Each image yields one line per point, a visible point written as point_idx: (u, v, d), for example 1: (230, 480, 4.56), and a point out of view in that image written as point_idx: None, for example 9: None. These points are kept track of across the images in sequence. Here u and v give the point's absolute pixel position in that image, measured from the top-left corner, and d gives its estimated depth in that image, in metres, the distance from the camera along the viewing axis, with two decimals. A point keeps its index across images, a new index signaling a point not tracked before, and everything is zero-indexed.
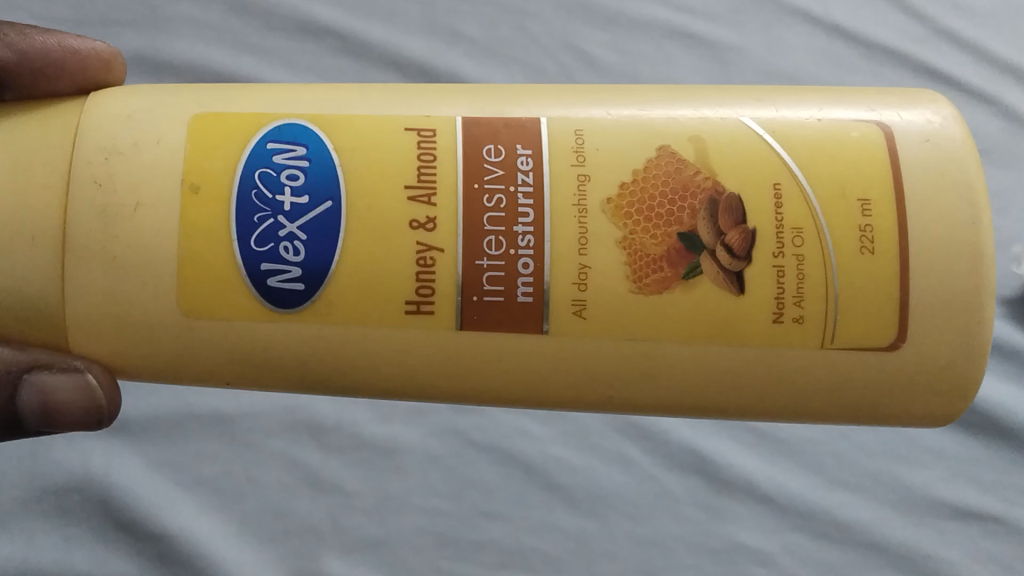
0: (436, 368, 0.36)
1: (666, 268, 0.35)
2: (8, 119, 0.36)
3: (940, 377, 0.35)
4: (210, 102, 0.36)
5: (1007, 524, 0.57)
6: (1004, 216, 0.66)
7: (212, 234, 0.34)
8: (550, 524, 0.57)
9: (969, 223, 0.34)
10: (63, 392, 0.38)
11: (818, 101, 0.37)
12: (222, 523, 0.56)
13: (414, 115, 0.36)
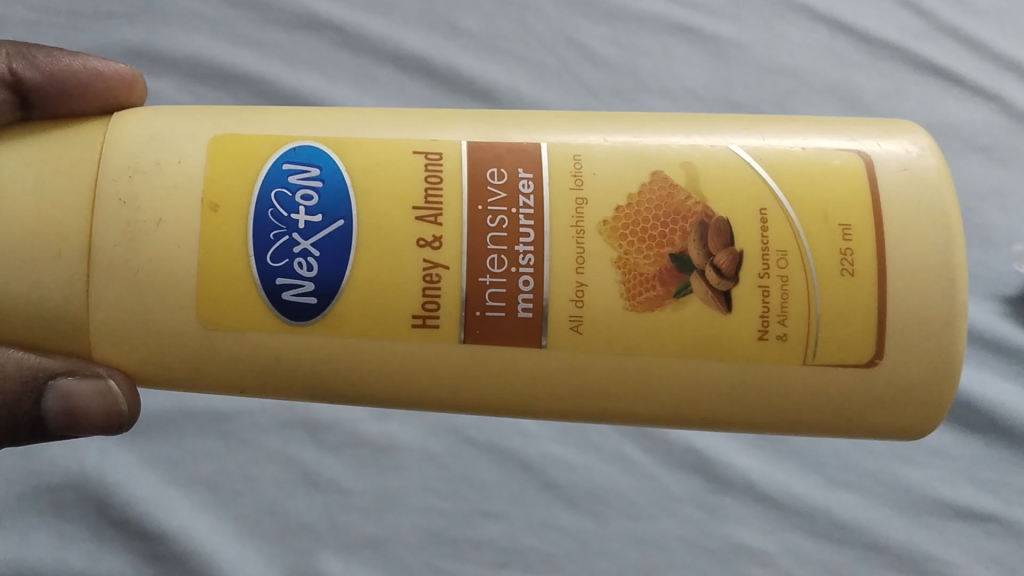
0: (426, 379, 0.36)
1: (659, 288, 0.35)
2: (34, 137, 0.36)
3: (915, 395, 0.35)
4: (229, 123, 0.36)
5: (1008, 524, 0.57)
6: (1008, 212, 0.65)
7: (230, 252, 0.34)
8: (549, 523, 0.56)
9: (943, 248, 0.34)
10: (83, 397, 0.38)
11: (802, 130, 0.37)
12: (219, 521, 0.55)
13: (419, 139, 0.36)
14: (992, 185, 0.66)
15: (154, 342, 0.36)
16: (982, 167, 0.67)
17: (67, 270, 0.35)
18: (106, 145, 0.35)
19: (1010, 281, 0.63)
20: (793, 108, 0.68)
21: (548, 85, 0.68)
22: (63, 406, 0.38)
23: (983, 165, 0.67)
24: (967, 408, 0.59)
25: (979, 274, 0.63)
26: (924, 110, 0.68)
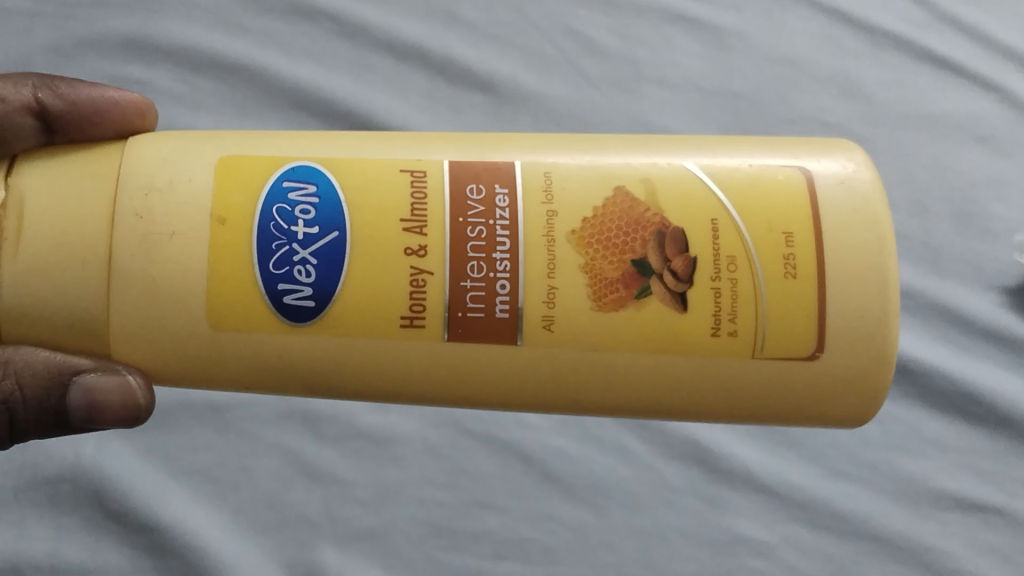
0: (386, 370, 0.36)
1: (622, 291, 0.35)
2: (54, 159, 0.36)
3: (854, 387, 0.36)
4: (233, 146, 0.36)
5: (1009, 516, 0.57)
6: (1007, 203, 0.65)
7: (238, 263, 0.35)
8: (549, 515, 0.56)
9: (877, 253, 0.34)
10: (103, 393, 0.37)
11: (748, 148, 0.37)
12: (218, 514, 0.55)
13: (405, 158, 0.36)
14: (993, 175, 0.66)
15: (166, 352, 0.36)
16: (982, 157, 0.66)
17: (85, 285, 0.35)
18: (124, 164, 0.35)
19: (1011, 271, 0.63)
20: (793, 99, 0.67)
21: (547, 74, 0.67)
22: (83, 402, 0.38)
23: (983, 154, 0.66)
24: (969, 399, 0.59)
25: (980, 265, 0.63)
26: (924, 100, 0.68)
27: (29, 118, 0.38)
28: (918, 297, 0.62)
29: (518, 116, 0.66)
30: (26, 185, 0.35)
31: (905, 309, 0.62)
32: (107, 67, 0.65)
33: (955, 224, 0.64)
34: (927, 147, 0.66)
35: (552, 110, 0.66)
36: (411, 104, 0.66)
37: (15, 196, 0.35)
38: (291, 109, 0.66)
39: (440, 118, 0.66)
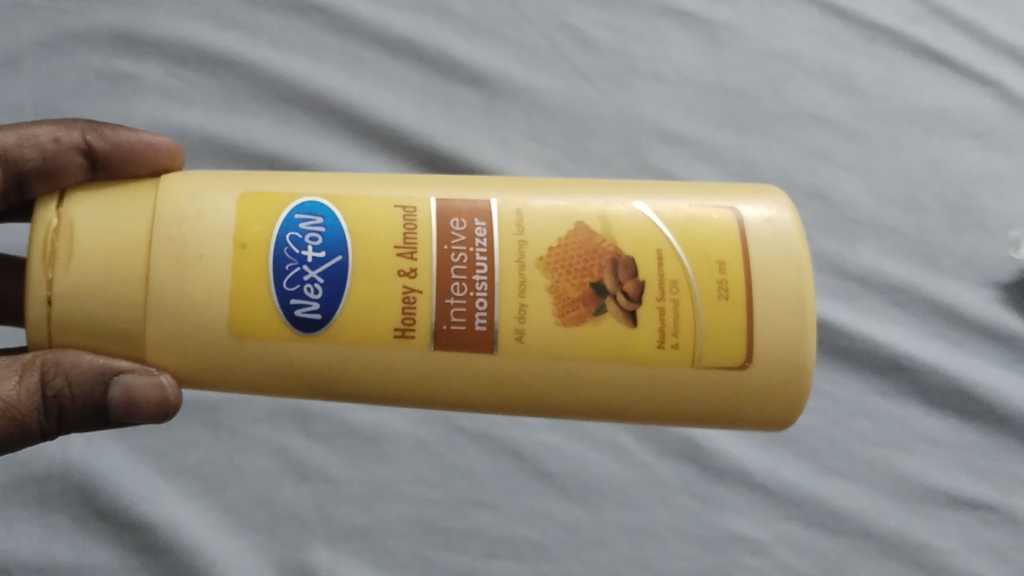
0: (347, 371, 0.38)
1: (582, 307, 0.37)
2: (94, 191, 0.37)
3: (775, 393, 0.38)
4: (251, 184, 0.38)
5: (1004, 513, 0.56)
6: (1002, 199, 0.64)
7: (258, 283, 0.36)
8: (542, 513, 0.56)
9: (795, 277, 0.37)
10: (133, 390, 0.36)
11: (686, 192, 0.39)
12: (207, 511, 0.55)
13: (393, 194, 0.38)
14: (987, 171, 0.65)
15: (189, 359, 0.37)
16: (976, 153, 0.66)
17: (121, 305, 0.36)
18: (159, 195, 0.37)
19: (1007, 267, 0.63)
20: (787, 93, 0.67)
21: (540, 68, 0.67)
22: (117, 406, 0.37)
23: (978, 149, 0.66)
24: (964, 395, 0.59)
25: (974, 260, 0.63)
26: (919, 95, 0.68)
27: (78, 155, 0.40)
28: (913, 294, 0.62)
29: (510, 110, 0.66)
30: (74, 215, 0.36)
31: (899, 305, 0.62)
32: (95, 61, 0.64)
33: (950, 220, 0.64)
34: (922, 142, 0.66)
35: (545, 105, 0.66)
36: (404, 100, 0.66)
37: (63, 225, 0.36)
38: (281, 103, 0.65)
39: (432, 114, 0.65)
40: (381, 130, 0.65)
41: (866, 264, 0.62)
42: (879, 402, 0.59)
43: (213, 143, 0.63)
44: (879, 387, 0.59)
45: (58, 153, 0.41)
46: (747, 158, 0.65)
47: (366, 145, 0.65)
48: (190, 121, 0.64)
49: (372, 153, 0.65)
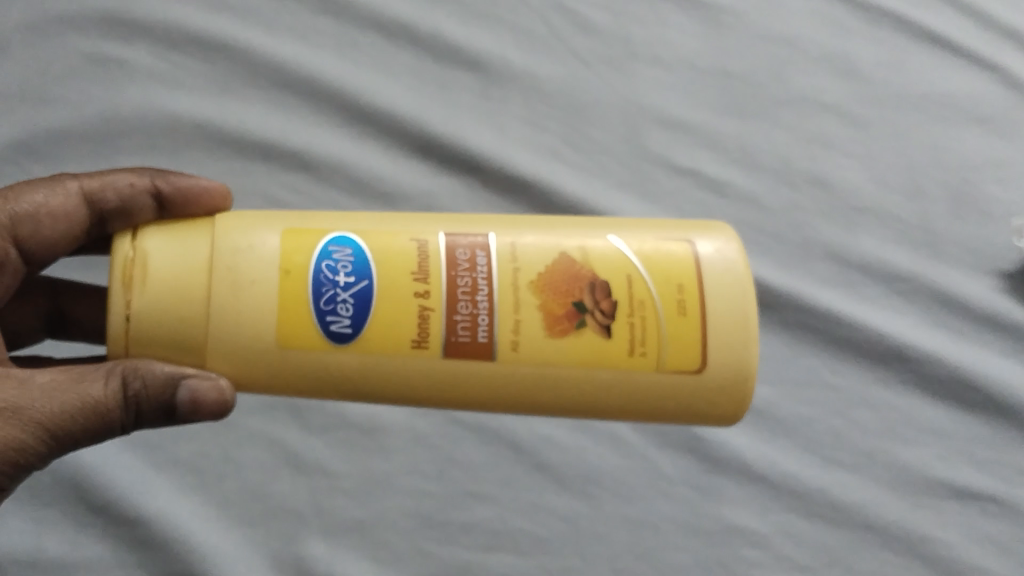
0: (340, 376, 0.38)
1: (564, 321, 0.38)
2: (159, 225, 0.38)
3: (726, 393, 0.38)
4: (294, 219, 0.39)
5: (1006, 504, 0.56)
6: (1005, 186, 0.64)
7: (299, 305, 0.37)
8: (540, 505, 0.55)
9: (739, 292, 0.38)
10: (196, 398, 0.36)
11: (646, 223, 0.40)
12: (202, 505, 0.54)
13: (404, 226, 0.39)
14: (990, 158, 0.65)
15: (243, 369, 0.37)
16: (980, 139, 0.65)
17: (182, 328, 0.37)
18: (216, 228, 0.38)
19: (1011, 255, 0.62)
20: (788, 79, 0.66)
21: (538, 52, 0.66)
22: (181, 411, 0.36)
23: (982, 135, 0.65)
24: (967, 385, 0.58)
25: (977, 248, 0.62)
26: (920, 81, 0.67)
27: (147, 199, 0.40)
28: (915, 283, 0.61)
29: (508, 95, 0.65)
30: (148, 246, 0.37)
31: (902, 294, 0.61)
32: (84, 45, 0.63)
33: (952, 207, 0.63)
34: (924, 129, 0.65)
35: (543, 90, 0.65)
36: (399, 84, 0.64)
37: (137, 256, 0.37)
38: (274, 88, 0.64)
39: (428, 99, 0.64)
40: (376, 116, 0.63)
41: (868, 253, 0.61)
42: (881, 392, 0.58)
43: (204, 130, 0.62)
44: (881, 377, 0.59)
45: (130, 197, 0.41)
46: (748, 145, 0.64)
47: (361, 131, 0.64)
48: (181, 105, 0.62)
49: (366, 139, 0.64)
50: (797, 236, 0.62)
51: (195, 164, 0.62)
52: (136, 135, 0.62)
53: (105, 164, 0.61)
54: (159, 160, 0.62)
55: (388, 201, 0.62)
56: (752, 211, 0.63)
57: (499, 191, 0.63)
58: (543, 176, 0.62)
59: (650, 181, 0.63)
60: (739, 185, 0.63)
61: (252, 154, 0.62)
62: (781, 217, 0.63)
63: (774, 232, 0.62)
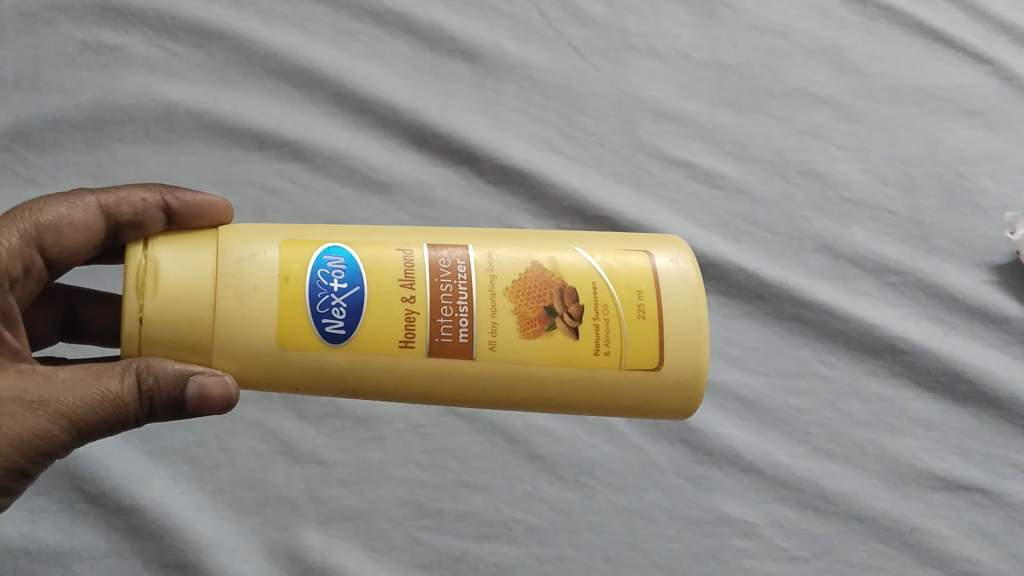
0: (327, 373, 0.38)
1: (536, 324, 0.39)
2: (163, 235, 0.38)
3: (681, 387, 0.40)
4: (290, 230, 0.39)
5: (994, 496, 0.56)
6: (996, 179, 0.64)
7: (298, 309, 0.37)
8: (533, 495, 0.56)
9: (692, 297, 0.40)
10: (208, 394, 0.36)
11: (603, 236, 0.42)
12: (197, 494, 0.54)
13: (384, 236, 0.40)
14: (982, 151, 0.65)
15: (245, 367, 0.37)
16: (972, 132, 0.65)
17: (189, 332, 0.36)
18: (220, 238, 0.38)
19: (1001, 248, 0.62)
20: (783, 71, 0.66)
21: (533, 43, 0.66)
22: (190, 408, 0.36)
23: (975, 128, 0.66)
24: (957, 377, 0.58)
25: (968, 242, 0.63)
26: (913, 74, 0.67)
27: (154, 211, 0.39)
28: (906, 276, 0.61)
29: (503, 85, 0.65)
30: (158, 255, 0.36)
31: (894, 287, 0.61)
32: (79, 33, 0.63)
33: (944, 200, 0.63)
34: (917, 122, 0.65)
35: (538, 81, 0.65)
36: (395, 73, 0.64)
37: (148, 264, 0.36)
38: (269, 76, 0.64)
39: (423, 89, 0.64)
40: (371, 104, 0.63)
41: (860, 246, 0.62)
42: (872, 384, 0.59)
43: (199, 118, 0.62)
44: (872, 369, 0.59)
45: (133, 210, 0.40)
46: (742, 137, 0.64)
47: (356, 121, 0.64)
48: (176, 93, 0.62)
49: (361, 128, 0.63)
50: (791, 229, 0.62)
51: (189, 152, 0.62)
52: (130, 123, 0.61)
53: (100, 153, 0.61)
54: (153, 148, 0.61)
55: (383, 190, 0.62)
56: (746, 203, 0.63)
57: (493, 182, 0.63)
58: (537, 167, 0.62)
59: (644, 172, 0.64)
60: (733, 176, 0.63)
61: (246, 142, 0.62)
62: (775, 210, 0.63)
63: (768, 224, 0.62)
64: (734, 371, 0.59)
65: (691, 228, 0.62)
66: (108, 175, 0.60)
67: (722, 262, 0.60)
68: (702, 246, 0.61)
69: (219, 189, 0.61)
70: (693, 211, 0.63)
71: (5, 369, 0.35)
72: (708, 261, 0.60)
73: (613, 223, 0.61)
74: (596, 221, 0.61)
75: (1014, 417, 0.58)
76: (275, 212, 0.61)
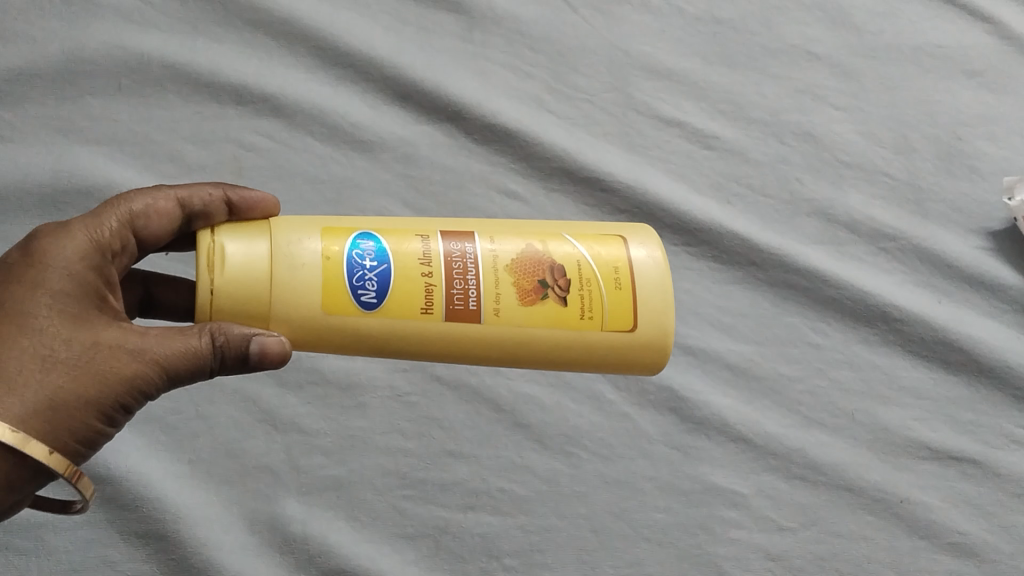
0: (346, 340, 0.37)
1: (530, 294, 0.37)
2: (223, 223, 0.36)
3: (649, 347, 0.38)
4: (330, 218, 0.38)
5: (985, 467, 0.56)
6: (995, 142, 0.63)
7: (338, 285, 0.36)
8: (520, 465, 0.55)
9: (660, 268, 0.39)
10: (272, 355, 0.34)
11: (580, 223, 0.41)
12: (175, 463, 0.53)
13: (388, 221, 0.39)
14: (981, 112, 0.63)
15: (291, 335, 0.36)
16: (971, 93, 0.64)
17: (245, 308, 0.35)
18: (273, 224, 0.36)
19: (998, 214, 0.61)
20: (779, 28, 0.64)
21: None
22: (253, 366, 0.34)
23: (975, 88, 0.64)
24: (950, 346, 0.58)
25: (965, 207, 0.61)
26: (913, 31, 0.65)
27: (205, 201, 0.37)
28: (901, 242, 0.60)
29: (491, 39, 0.62)
30: (226, 238, 0.35)
31: (888, 253, 0.60)
32: None
33: (941, 164, 0.62)
34: (915, 82, 0.64)
35: (528, 35, 0.63)
36: (378, 26, 0.62)
37: (217, 247, 0.35)
38: (247, 28, 0.61)
39: (408, 42, 0.62)
40: (354, 59, 0.61)
41: (855, 210, 0.60)
42: (864, 353, 0.58)
43: (172, 70, 0.59)
44: (864, 337, 0.58)
45: (191, 198, 0.37)
46: (736, 96, 0.62)
47: (337, 75, 0.61)
48: (149, 44, 0.59)
49: (342, 83, 0.61)
50: (784, 192, 0.61)
51: (162, 105, 0.59)
52: (101, 75, 0.59)
53: (69, 107, 0.58)
54: (125, 101, 0.59)
55: (365, 147, 0.60)
56: (740, 164, 0.61)
57: (480, 140, 0.60)
58: (526, 125, 0.60)
59: (636, 132, 0.62)
60: (726, 137, 0.61)
61: (222, 96, 0.59)
62: (769, 171, 0.61)
63: (762, 187, 0.61)
64: (724, 338, 0.58)
65: (682, 190, 0.60)
66: (77, 131, 0.58)
67: (714, 226, 0.59)
68: (695, 209, 0.59)
69: (194, 145, 0.58)
70: (686, 173, 0.61)
71: (107, 323, 0.33)
72: (700, 226, 0.59)
73: (603, 185, 0.59)
74: (586, 183, 0.60)
75: (1005, 387, 0.57)
76: (253, 169, 0.58)
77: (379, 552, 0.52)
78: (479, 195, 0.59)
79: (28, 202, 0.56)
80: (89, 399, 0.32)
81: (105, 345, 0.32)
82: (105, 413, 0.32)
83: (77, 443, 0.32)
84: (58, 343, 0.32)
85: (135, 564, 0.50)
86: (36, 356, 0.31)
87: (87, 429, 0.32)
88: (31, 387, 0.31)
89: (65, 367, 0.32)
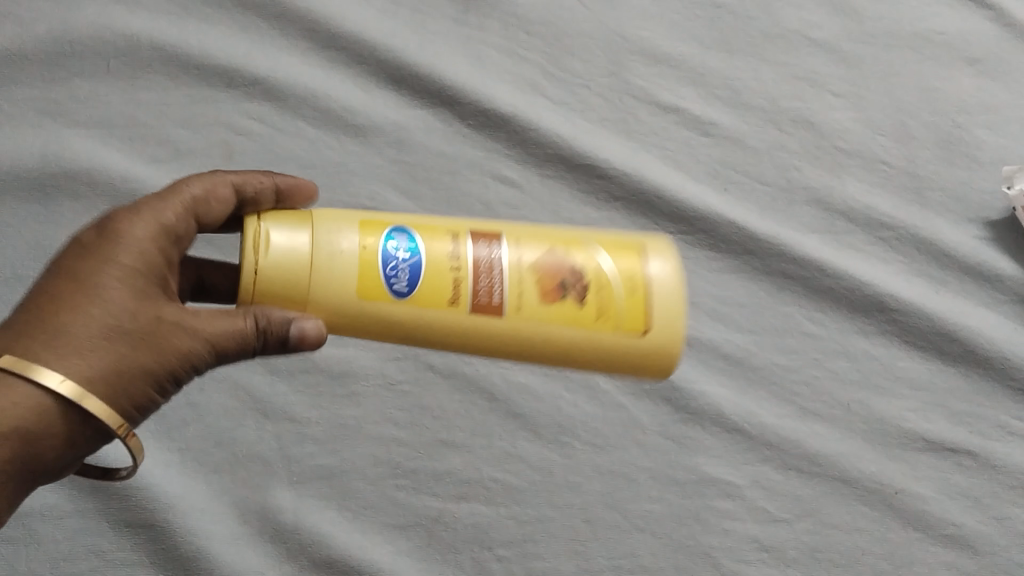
0: (372, 330, 0.37)
1: (550, 294, 0.38)
2: (273, 209, 0.37)
3: (660, 357, 0.39)
4: (370, 211, 0.39)
5: (980, 458, 0.55)
6: (995, 130, 0.62)
7: (370, 275, 0.37)
8: (514, 454, 0.54)
9: (676, 278, 0.39)
10: (308, 335, 0.35)
11: (608, 230, 0.41)
12: (164, 452, 0.52)
13: (425, 216, 0.39)
14: (981, 101, 0.62)
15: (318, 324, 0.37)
16: (970, 81, 0.63)
17: (279, 295, 0.36)
18: (317, 215, 0.37)
19: (997, 203, 0.60)
20: (778, 12, 0.63)
21: None
22: (290, 349, 0.35)
23: (974, 76, 0.63)
24: (947, 337, 0.57)
25: (963, 196, 0.61)
26: (913, 17, 0.64)
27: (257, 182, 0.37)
28: (899, 231, 0.59)
29: (486, 22, 0.62)
30: (272, 225, 0.36)
31: (886, 242, 0.59)
32: None
33: (940, 152, 0.61)
34: (915, 69, 0.63)
35: (524, 17, 0.62)
36: (372, 8, 0.61)
37: (262, 233, 0.36)
38: (238, 9, 0.60)
39: (402, 25, 0.61)
40: (347, 42, 0.60)
41: (853, 199, 0.60)
42: (860, 343, 0.57)
43: (162, 52, 0.58)
44: (861, 327, 0.58)
45: (242, 186, 0.37)
46: (735, 82, 0.62)
47: (330, 58, 0.60)
48: (138, 25, 0.58)
49: (335, 66, 0.60)
50: (782, 180, 0.60)
51: (151, 88, 0.58)
52: (89, 56, 0.58)
53: (56, 89, 0.57)
54: (114, 83, 0.58)
55: (358, 132, 0.59)
56: (737, 151, 0.60)
57: (475, 125, 0.59)
58: (521, 110, 0.59)
59: (632, 118, 0.61)
60: (724, 124, 0.61)
61: (212, 78, 0.58)
62: (767, 159, 0.60)
63: (760, 174, 0.60)
64: (720, 328, 0.57)
65: (679, 178, 0.59)
66: (64, 113, 0.57)
67: (711, 214, 0.58)
68: (692, 197, 0.58)
69: (184, 129, 0.57)
70: (683, 160, 0.60)
71: (166, 300, 0.34)
72: (697, 214, 0.58)
73: (599, 172, 0.59)
74: (581, 169, 0.59)
75: (1001, 378, 0.57)
76: (244, 153, 0.58)
77: (370, 542, 0.52)
78: (473, 180, 0.59)
79: (16, 187, 0.55)
80: (146, 371, 0.32)
81: (165, 322, 0.33)
82: (157, 381, 0.33)
83: (133, 408, 0.33)
84: (125, 314, 0.32)
85: (125, 554, 0.50)
86: (98, 326, 0.32)
87: (142, 397, 0.33)
88: (90, 356, 0.31)
89: (122, 338, 0.32)
